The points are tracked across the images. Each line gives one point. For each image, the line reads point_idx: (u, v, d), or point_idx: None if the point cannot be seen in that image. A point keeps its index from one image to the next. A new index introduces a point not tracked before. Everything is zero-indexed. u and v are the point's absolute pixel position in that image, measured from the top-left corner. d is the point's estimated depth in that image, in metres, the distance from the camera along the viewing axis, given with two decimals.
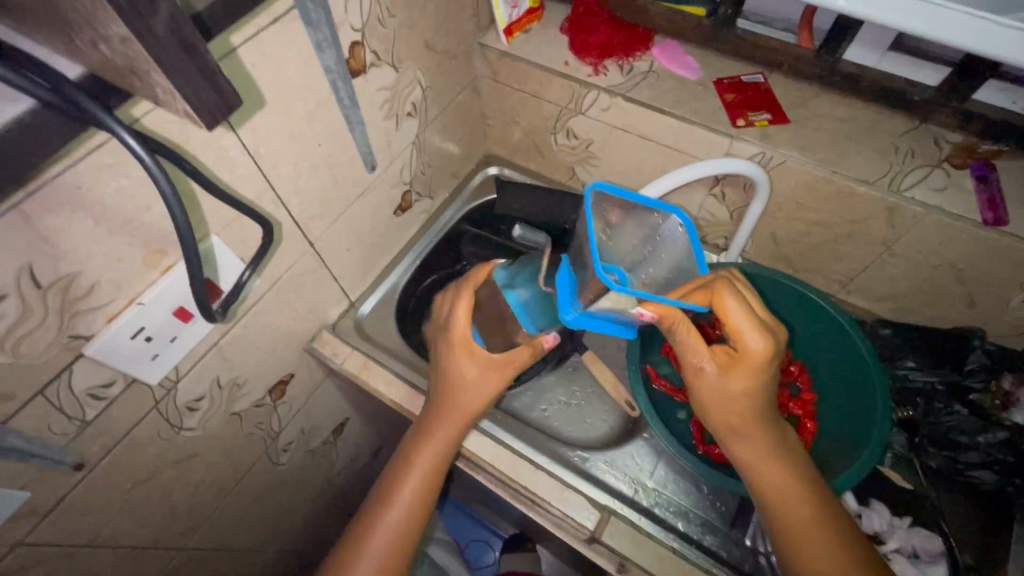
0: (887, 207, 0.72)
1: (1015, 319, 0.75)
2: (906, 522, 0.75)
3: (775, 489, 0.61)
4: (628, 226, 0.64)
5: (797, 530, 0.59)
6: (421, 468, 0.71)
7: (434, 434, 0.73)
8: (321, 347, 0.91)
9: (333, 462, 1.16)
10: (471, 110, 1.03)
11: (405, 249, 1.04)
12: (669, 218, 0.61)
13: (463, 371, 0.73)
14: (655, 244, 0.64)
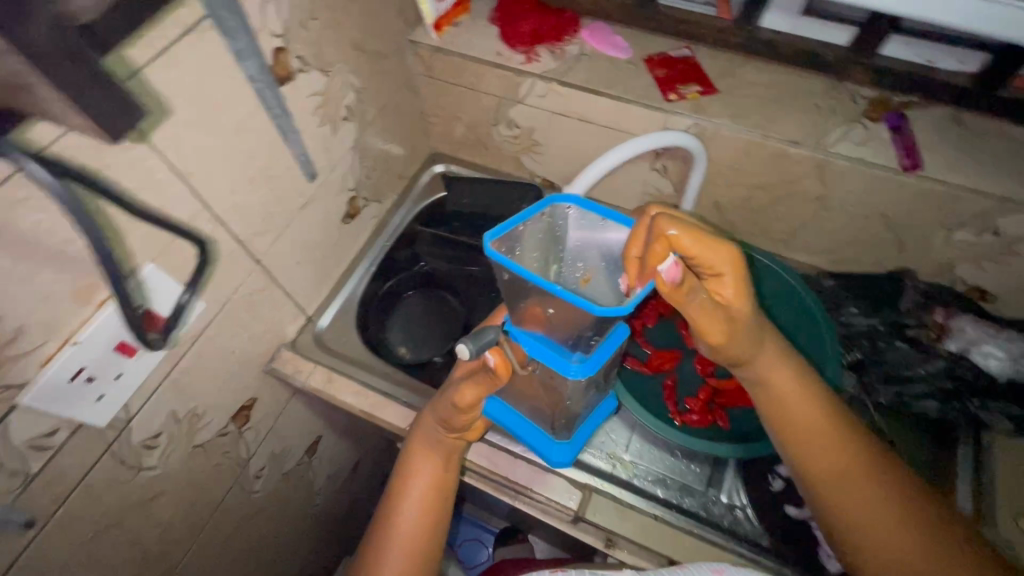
0: (815, 164, 0.76)
1: (940, 256, 0.81)
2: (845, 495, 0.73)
3: (787, 398, 0.64)
4: (531, 243, 0.58)
5: (810, 434, 0.62)
6: (421, 476, 0.72)
7: (418, 443, 0.73)
8: (282, 366, 0.88)
9: (311, 482, 1.13)
10: (410, 110, 1.02)
11: (359, 256, 1.02)
12: (556, 210, 0.58)
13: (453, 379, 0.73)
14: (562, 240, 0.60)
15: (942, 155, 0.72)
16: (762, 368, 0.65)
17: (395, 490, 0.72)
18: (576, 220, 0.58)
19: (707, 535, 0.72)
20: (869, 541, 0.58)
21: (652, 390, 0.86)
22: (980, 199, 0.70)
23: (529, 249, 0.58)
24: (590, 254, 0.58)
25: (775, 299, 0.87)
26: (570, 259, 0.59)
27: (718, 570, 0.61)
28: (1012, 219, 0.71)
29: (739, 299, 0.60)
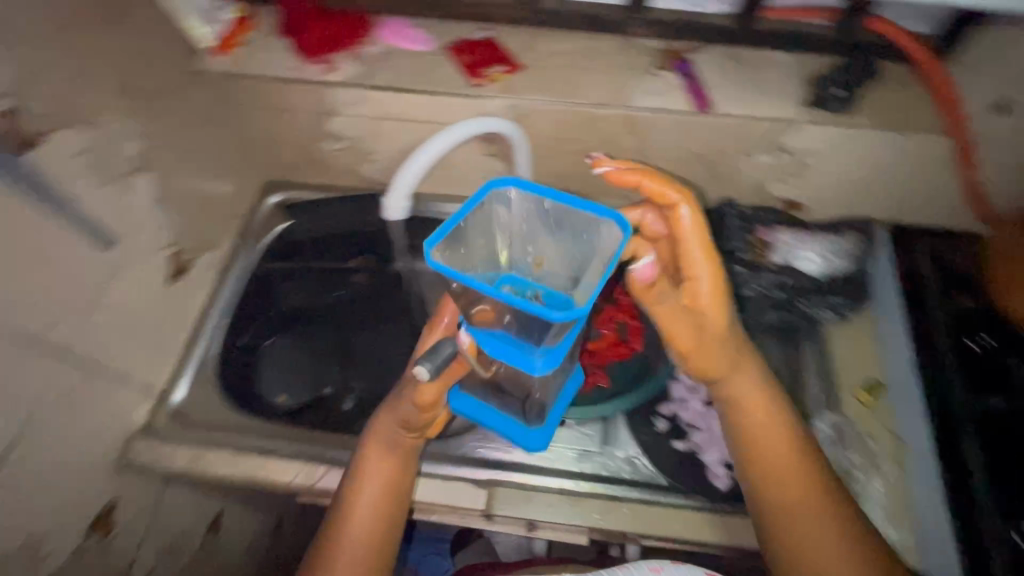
0: (625, 120, 0.80)
1: (752, 181, 0.88)
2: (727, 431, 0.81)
3: (749, 398, 0.66)
4: (472, 235, 0.55)
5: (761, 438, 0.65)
6: (375, 478, 0.67)
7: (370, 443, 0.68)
8: (137, 456, 0.79)
9: (222, 563, 1.03)
10: (221, 143, 0.93)
11: (204, 313, 0.93)
12: (496, 194, 0.56)
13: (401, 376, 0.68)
14: (505, 223, 0.58)
15: (726, 91, 0.79)
16: (728, 371, 0.66)
17: (345, 496, 0.67)
18: (522, 201, 0.56)
19: (610, 492, 0.76)
20: (801, 538, 0.61)
21: None
22: (764, 124, 0.78)
23: (474, 239, 0.56)
24: (537, 236, 0.58)
25: None
26: (519, 240, 0.60)
27: (655, 567, 0.65)
28: (794, 135, 0.79)
29: (716, 310, 0.62)
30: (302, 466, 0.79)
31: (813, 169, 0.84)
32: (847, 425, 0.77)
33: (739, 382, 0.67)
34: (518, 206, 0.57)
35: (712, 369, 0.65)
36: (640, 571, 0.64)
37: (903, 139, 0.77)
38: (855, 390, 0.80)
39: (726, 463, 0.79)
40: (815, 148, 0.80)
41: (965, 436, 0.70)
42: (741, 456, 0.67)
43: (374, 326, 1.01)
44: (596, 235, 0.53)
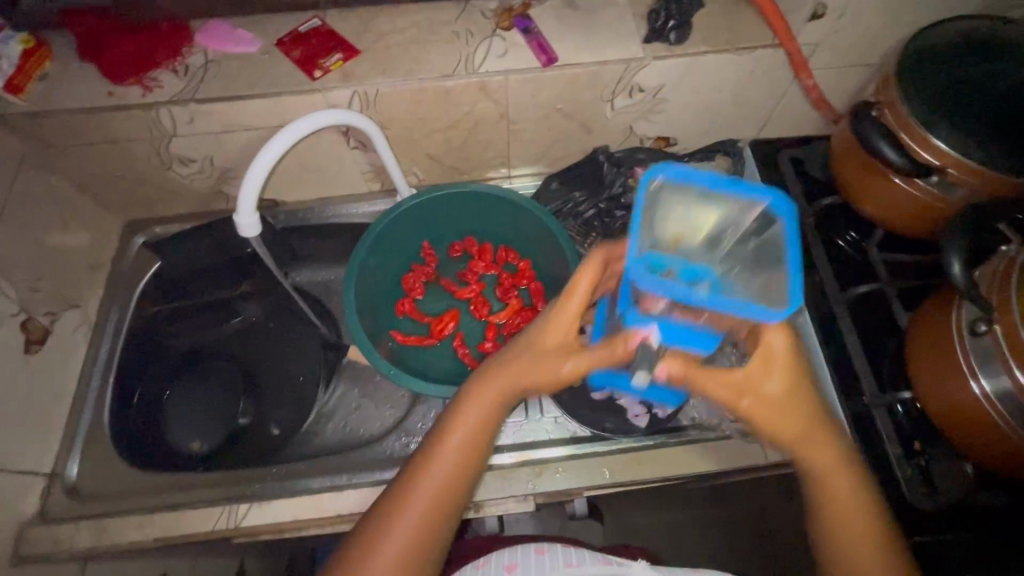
0: (477, 88, 0.78)
1: (620, 125, 0.89)
2: None
3: (787, 432, 0.54)
4: (672, 216, 0.50)
5: (819, 456, 0.54)
6: (461, 425, 0.55)
7: (506, 375, 0.55)
8: (33, 546, 0.72)
9: None
10: (56, 192, 0.84)
11: (84, 378, 0.85)
12: (653, 187, 0.49)
13: (531, 340, 0.55)
14: (679, 203, 0.50)
15: (568, 41, 0.78)
16: (796, 418, 0.53)
17: (430, 449, 0.56)
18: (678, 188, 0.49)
19: (537, 457, 0.78)
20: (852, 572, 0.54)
21: (448, 354, 0.87)
22: (613, 67, 0.78)
23: (678, 209, 0.50)
24: (700, 234, 0.50)
25: (512, 221, 0.88)
26: (711, 231, 0.50)
27: (512, 565, 0.62)
28: (644, 74, 0.80)
29: (783, 382, 0.52)
30: (222, 511, 0.74)
31: (671, 102, 0.86)
32: None
33: (776, 421, 0.53)
34: (670, 199, 0.50)
35: (782, 434, 0.54)
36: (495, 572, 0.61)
37: (741, 58, 0.79)
38: None
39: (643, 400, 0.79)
40: (666, 81, 0.82)
41: (843, 328, 0.74)
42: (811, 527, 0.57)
43: (283, 351, 0.96)
44: (745, 223, 0.51)
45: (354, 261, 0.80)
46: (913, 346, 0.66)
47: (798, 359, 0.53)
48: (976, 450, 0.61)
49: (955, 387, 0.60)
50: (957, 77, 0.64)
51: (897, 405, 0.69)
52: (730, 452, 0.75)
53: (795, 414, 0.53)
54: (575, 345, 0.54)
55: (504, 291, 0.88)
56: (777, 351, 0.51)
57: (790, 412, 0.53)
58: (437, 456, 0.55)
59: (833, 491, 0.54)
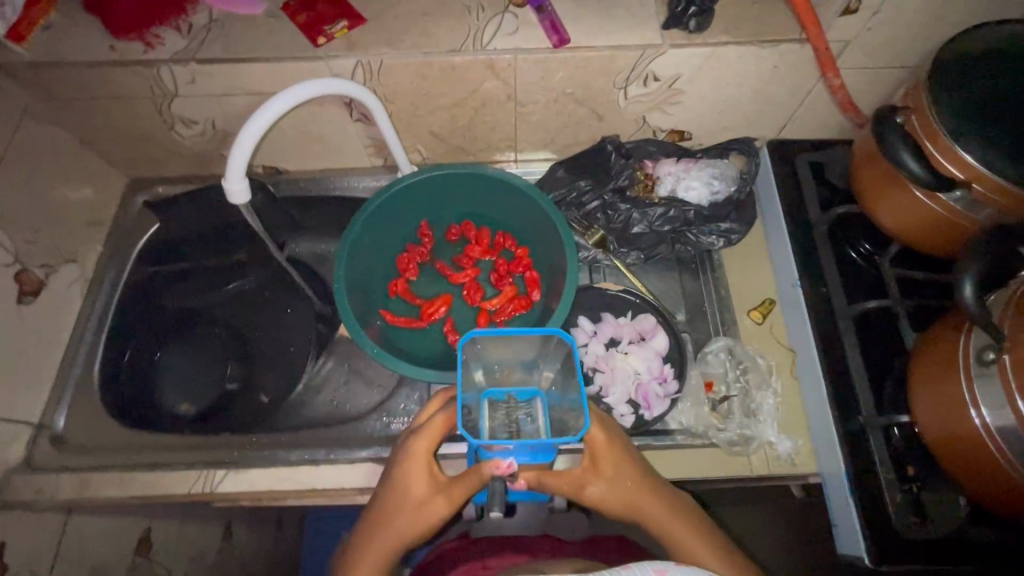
0: (485, 65, 0.75)
1: (633, 115, 0.86)
2: (636, 372, 0.78)
3: (628, 509, 0.55)
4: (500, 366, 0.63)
5: (665, 529, 0.54)
6: (363, 570, 0.53)
7: (387, 524, 0.54)
8: (16, 494, 0.74)
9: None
10: (57, 146, 0.84)
11: (77, 332, 0.86)
12: (473, 356, 0.61)
13: (405, 473, 0.55)
14: (497, 358, 0.64)
15: (583, 22, 0.75)
16: (635, 495, 0.55)
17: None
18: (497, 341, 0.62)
19: None
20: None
21: (437, 338, 0.86)
22: (628, 53, 0.74)
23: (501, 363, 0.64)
24: (519, 371, 0.65)
25: (513, 206, 0.87)
26: (523, 369, 0.65)
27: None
28: (660, 62, 0.76)
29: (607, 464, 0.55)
30: (199, 474, 0.75)
31: (688, 95, 0.82)
32: (739, 345, 0.79)
33: (621, 500, 0.54)
34: (491, 355, 0.63)
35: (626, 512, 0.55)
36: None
37: (764, 52, 0.75)
38: (750, 311, 0.82)
39: (629, 401, 0.77)
40: (684, 71, 0.78)
41: (846, 342, 0.71)
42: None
43: (275, 320, 0.96)
44: (551, 350, 0.64)
45: (350, 235, 0.80)
46: (915, 370, 0.63)
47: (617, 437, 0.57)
48: (971, 482, 0.58)
49: (956, 414, 0.57)
50: (987, 87, 0.60)
51: (894, 427, 0.66)
52: (717, 461, 0.72)
53: (635, 489, 0.55)
54: (441, 483, 0.55)
55: (498, 278, 0.87)
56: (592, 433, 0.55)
57: (625, 490, 0.55)
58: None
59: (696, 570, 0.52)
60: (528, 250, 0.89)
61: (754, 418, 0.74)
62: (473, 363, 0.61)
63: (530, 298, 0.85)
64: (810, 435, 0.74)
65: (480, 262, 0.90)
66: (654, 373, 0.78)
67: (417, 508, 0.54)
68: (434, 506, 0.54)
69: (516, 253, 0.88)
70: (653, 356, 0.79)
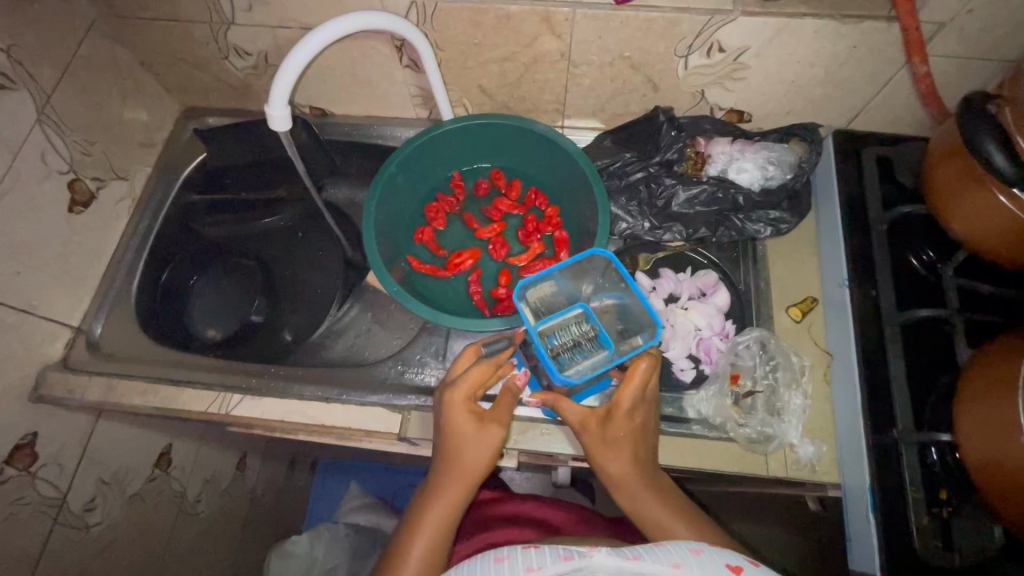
0: (541, 18, 0.72)
1: (691, 88, 0.82)
2: (701, 326, 0.77)
3: (613, 469, 0.57)
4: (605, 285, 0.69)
5: (636, 499, 0.56)
6: (442, 506, 0.58)
7: (451, 467, 0.59)
8: (51, 389, 0.77)
9: (192, 501, 1.03)
10: (119, 65, 0.86)
11: (120, 247, 0.89)
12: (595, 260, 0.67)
13: (450, 419, 0.60)
14: (612, 283, 0.68)
15: None
16: (631, 460, 0.57)
17: (405, 529, 0.58)
18: (608, 271, 0.68)
19: None
20: None
21: (459, 289, 0.84)
22: (694, 16, 0.69)
23: (600, 296, 0.71)
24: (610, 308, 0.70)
25: (551, 163, 0.85)
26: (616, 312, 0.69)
27: (501, 557, 0.44)
28: (728, 30, 0.71)
29: (620, 426, 0.58)
30: (217, 396, 0.77)
31: (754, 70, 0.77)
32: (773, 338, 0.74)
33: (609, 456, 0.57)
34: (608, 276, 0.68)
35: (611, 475, 0.57)
36: (479, 566, 0.44)
37: (845, 28, 0.69)
38: (789, 307, 0.77)
39: (690, 356, 0.77)
40: (752, 44, 0.73)
41: (890, 350, 0.66)
42: None
43: (306, 260, 0.97)
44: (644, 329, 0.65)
45: (380, 174, 0.80)
46: (966, 386, 0.58)
47: (642, 412, 0.59)
48: (1009, 514, 0.54)
49: (1008, 436, 0.52)
50: None
51: (932, 447, 0.61)
52: (731, 455, 0.69)
53: (635, 457, 0.58)
54: (486, 416, 0.61)
55: (526, 234, 0.85)
56: (628, 393, 0.58)
57: (621, 450, 0.57)
58: (415, 525, 0.57)
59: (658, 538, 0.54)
60: (558, 211, 0.86)
61: (777, 416, 0.71)
62: (589, 264, 0.68)
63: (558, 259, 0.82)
64: (835, 443, 0.69)
65: (510, 217, 0.88)
66: (716, 329, 0.77)
67: (471, 437, 0.59)
68: (487, 433, 0.60)
69: (546, 211, 0.85)
70: (715, 313, 0.77)
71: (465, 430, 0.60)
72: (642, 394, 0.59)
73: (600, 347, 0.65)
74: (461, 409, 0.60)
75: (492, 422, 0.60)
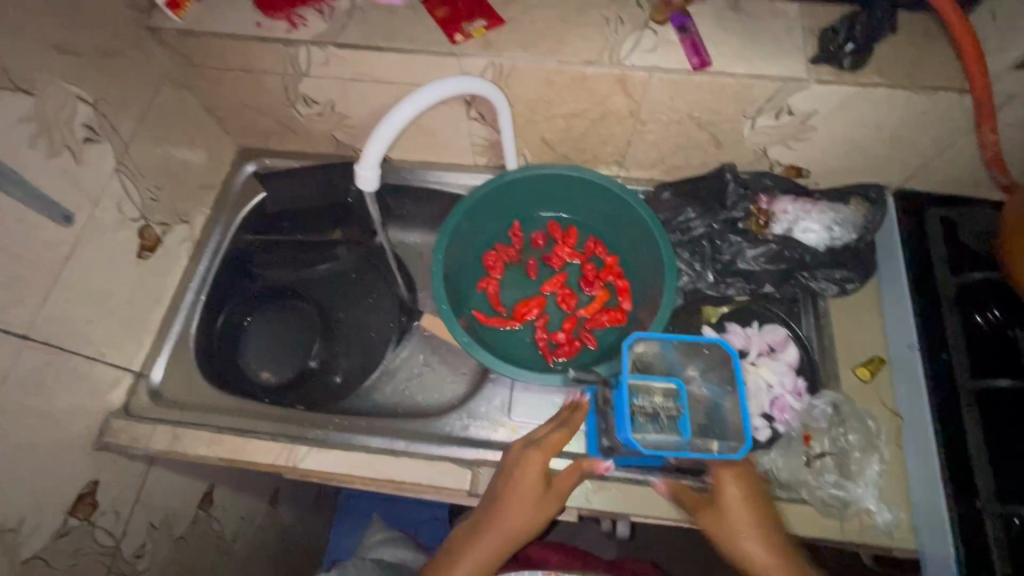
0: (616, 80, 0.73)
1: (753, 146, 0.83)
2: (775, 383, 0.77)
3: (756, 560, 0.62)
4: (710, 374, 0.70)
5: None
6: (476, 557, 0.63)
7: (500, 525, 0.63)
8: (115, 438, 0.76)
9: (227, 542, 1.01)
10: (186, 110, 0.87)
11: (180, 290, 0.89)
12: (715, 348, 0.69)
13: (518, 475, 0.66)
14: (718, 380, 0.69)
15: (727, 46, 0.71)
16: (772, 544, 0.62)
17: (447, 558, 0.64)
18: (722, 365, 0.69)
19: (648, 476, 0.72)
20: None
21: (522, 339, 0.84)
22: (770, 83, 0.71)
23: (700, 384, 0.71)
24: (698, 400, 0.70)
25: (613, 213, 0.84)
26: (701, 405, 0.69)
27: None
28: (800, 97, 0.73)
29: (741, 512, 0.64)
30: (284, 447, 0.76)
31: (820, 132, 0.79)
32: (846, 403, 0.75)
33: (746, 547, 0.62)
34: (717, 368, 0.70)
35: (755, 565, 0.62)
36: None
37: (917, 98, 0.70)
38: (857, 367, 0.78)
39: (764, 414, 0.77)
40: (821, 109, 0.75)
41: (965, 417, 0.66)
42: None
43: (361, 302, 0.98)
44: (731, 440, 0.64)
45: (450, 222, 0.79)
46: None
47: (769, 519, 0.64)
48: None
49: None
50: None
51: (1016, 517, 0.60)
52: (809, 519, 0.69)
53: (774, 540, 0.62)
54: (549, 489, 0.66)
55: (588, 281, 0.85)
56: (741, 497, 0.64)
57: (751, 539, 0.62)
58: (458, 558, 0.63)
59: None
60: (618, 258, 0.86)
61: (853, 480, 0.71)
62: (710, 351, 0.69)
63: (622, 310, 0.83)
64: (912, 509, 0.70)
65: (568, 265, 0.88)
66: (788, 386, 0.77)
67: (534, 496, 0.64)
68: (548, 500, 0.65)
69: (606, 258, 0.86)
70: (785, 369, 0.78)
71: (528, 491, 0.65)
72: (759, 501, 0.64)
73: (676, 432, 0.66)
74: (531, 470, 0.65)
75: (552, 489, 0.66)
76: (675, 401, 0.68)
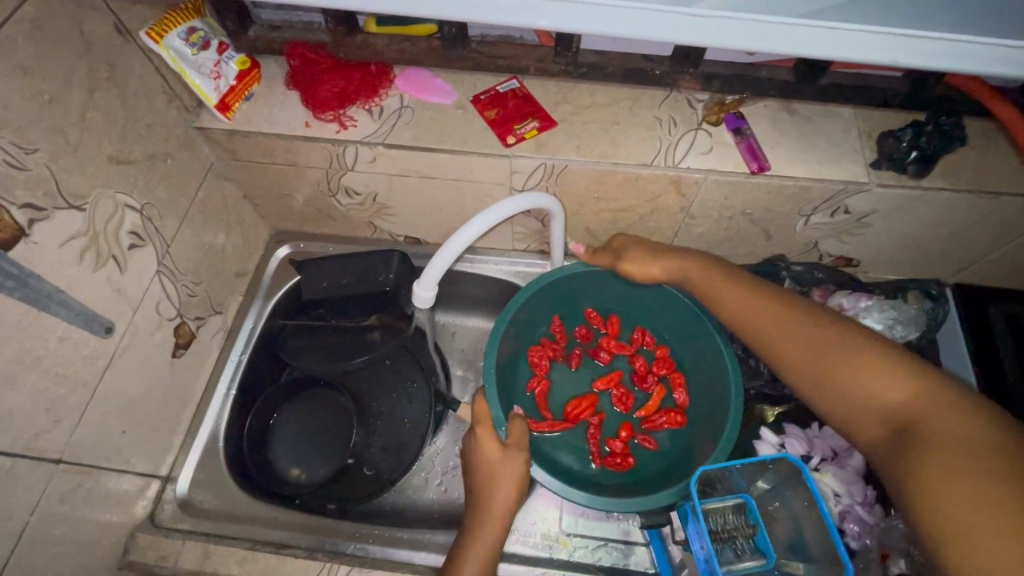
0: (671, 181, 0.72)
1: (804, 239, 0.81)
2: (842, 491, 0.73)
3: (757, 322, 0.67)
4: (784, 492, 0.66)
5: (799, 348, 0.63)
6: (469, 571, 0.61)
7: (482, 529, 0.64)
8: (141, 556, 0.72)
9: None
10: (227, 202, 0.86)
11: (211, 384, 0.85)
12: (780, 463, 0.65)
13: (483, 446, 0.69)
14: (795, 500, 0.64)
15: (783, 148, 0.70)
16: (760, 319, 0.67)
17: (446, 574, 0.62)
18: (794, 480, 0.64)
19: None
20: (882, 404, 0.56)
21: (575, 444, 0.80)
22: (830, 186, 0.69)
23: (772, 500, 0.67)
24: (776, 519, 0.66)
25: (658, 304, 0.83)
26: (784, 524, 0.65)
27: None
28: (858, 198, 0.71)
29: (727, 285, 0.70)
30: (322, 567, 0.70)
31: (876, 229, 0.77)
32: None
33: (732, 295, 0.70)
34: (787, 481, 0.65)
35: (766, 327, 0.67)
36: None
37: (982, 201, 0.69)
38: None
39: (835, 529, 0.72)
40: (879, 209, 0.73)
41: None
42: (829, 410, 0.61)
43: (397, 392, 0.95)
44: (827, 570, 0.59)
45: (498, 326, 0.76)
46: None
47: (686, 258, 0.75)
48: None
49: None
50: None
51: None
52: None
53: (762, 299, 0.68)
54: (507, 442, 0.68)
55: (641, 378, 0.82)
56: (643, 260, 0.74)
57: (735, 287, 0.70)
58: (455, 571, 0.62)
59: (931, 420, 0.52)
60: (667, 350, 0.83)
61: None
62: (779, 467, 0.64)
63: (680, 409, 0.79)
64: None
65: (617, 358, 0.85)
66: (857, 497, 0.72)
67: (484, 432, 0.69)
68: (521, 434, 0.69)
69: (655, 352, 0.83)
70: (854, 479, 0.73)
71: (492, 450, 0.68)
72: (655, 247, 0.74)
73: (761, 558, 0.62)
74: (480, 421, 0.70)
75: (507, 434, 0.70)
76: (749, 525, 0.63)
